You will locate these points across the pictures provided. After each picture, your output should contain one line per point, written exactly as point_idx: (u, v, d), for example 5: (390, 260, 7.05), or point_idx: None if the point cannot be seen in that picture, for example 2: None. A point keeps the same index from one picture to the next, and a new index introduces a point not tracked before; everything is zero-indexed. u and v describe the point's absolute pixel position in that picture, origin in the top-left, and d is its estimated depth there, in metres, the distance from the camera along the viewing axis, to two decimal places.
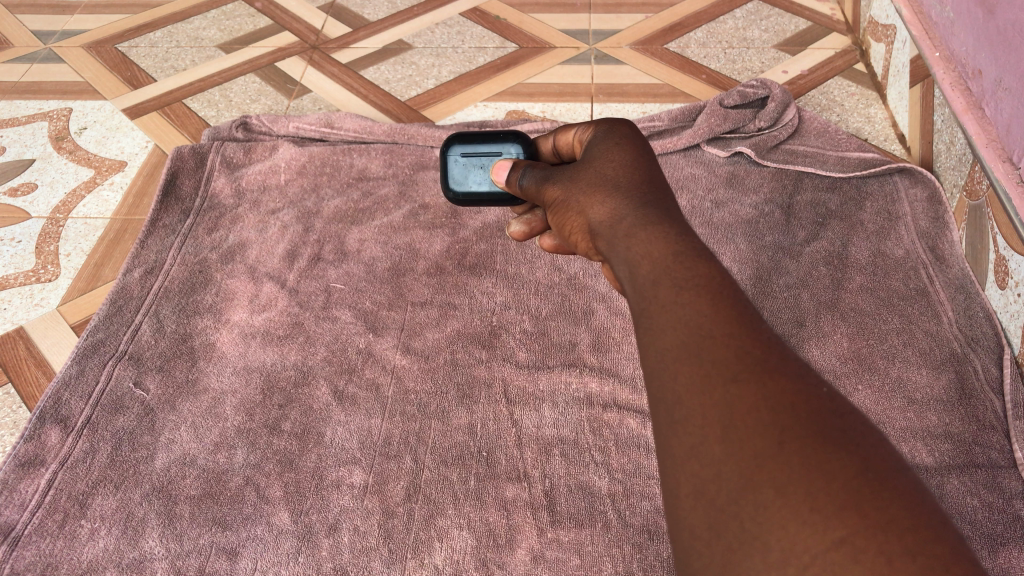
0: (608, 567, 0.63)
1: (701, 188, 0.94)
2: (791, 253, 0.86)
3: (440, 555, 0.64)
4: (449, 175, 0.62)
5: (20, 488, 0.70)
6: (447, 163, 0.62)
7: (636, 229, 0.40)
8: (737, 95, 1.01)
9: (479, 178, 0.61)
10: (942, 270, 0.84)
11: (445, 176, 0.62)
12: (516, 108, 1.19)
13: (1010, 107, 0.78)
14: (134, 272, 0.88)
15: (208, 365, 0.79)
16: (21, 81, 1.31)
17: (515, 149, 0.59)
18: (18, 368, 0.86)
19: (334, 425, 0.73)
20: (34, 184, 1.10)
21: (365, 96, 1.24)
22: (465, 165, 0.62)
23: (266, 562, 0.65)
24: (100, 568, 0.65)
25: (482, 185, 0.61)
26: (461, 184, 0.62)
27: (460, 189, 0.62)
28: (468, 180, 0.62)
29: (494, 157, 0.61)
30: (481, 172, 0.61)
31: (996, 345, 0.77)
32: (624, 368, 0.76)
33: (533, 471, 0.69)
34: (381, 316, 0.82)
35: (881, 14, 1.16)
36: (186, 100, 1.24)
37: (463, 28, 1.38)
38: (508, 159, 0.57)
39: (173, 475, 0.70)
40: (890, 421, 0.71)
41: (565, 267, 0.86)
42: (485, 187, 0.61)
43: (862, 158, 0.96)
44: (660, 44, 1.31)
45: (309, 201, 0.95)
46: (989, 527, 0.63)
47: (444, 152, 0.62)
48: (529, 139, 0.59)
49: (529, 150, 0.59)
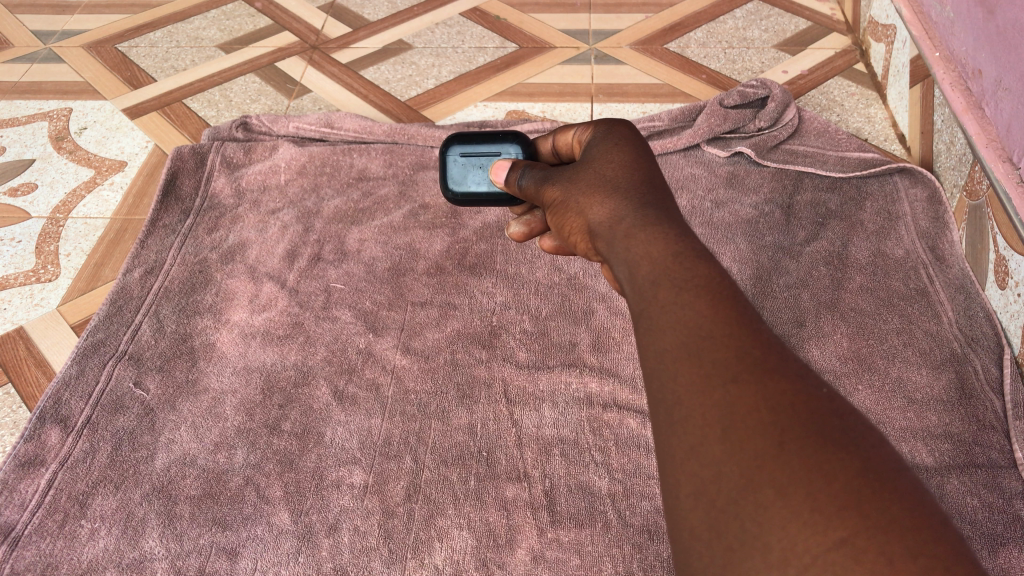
0: (608, 567, 0.63)
1: (701, 188, 0.94)
2: (791, 253, 0.86)
3: (440, 555, 0.64)
4: (448, 175, 0.62)
5: (20, 488, 0.70)
6: (446, 163, 0.62)
7: (636, 230, 0.40)
8: (737, 95, 1.01)
9: (477, 178, 0.61)
10: (942, 270, 0.84)
11: (445, 176, 0.62)
12: (516, 108, 1.19)
13: (1010, 107, 0.78)
14: (134, 272, 0.88)
15: (208, 365, 0.79)
16: (21, 81, 1.31)
17: (514, 149, 0.59)
18: (18, 368, 0.86)
19: (335, 425, 0.73)
20: (34, 184, 1.10)
21: (365, 96, 1.24)
22: (464, 165, 0.62)
23: (266, 562, 0.65)
24: (100, 568, 0.65)
25: (480, 185, 0.61)
26: (460, 183, 0.62)
27: (458, 189, 0.62)
28: (467, 180, 0.62)
29: (493, 156, 0.61)
30: (479, 172, 0.61)
31: (996, 345, 0.77)
32: (624, 368, 0.76)
33: (533, 471, 0.69)
34: (381, 316, 0.82)
35: (881, 14, 1.16)
36: (186, 100, 1.24)
37: (462, 27, 1.38)
38: (507, 158, 0.57)
39: (173, 475, 0.70)
40: (890, 421, 0.71)
41: (565, 267, 0.86)
42: (484, 187, 0.61)
43: (862, 158, 0.95)
44: (660, 44, 1.31)
45: (309, 201, 0.95)
46: (989, 527, 0.63)
47: (444, 152, 0.62)
48: (529, 140, 0.59)
49: (528, 151, 0.59)
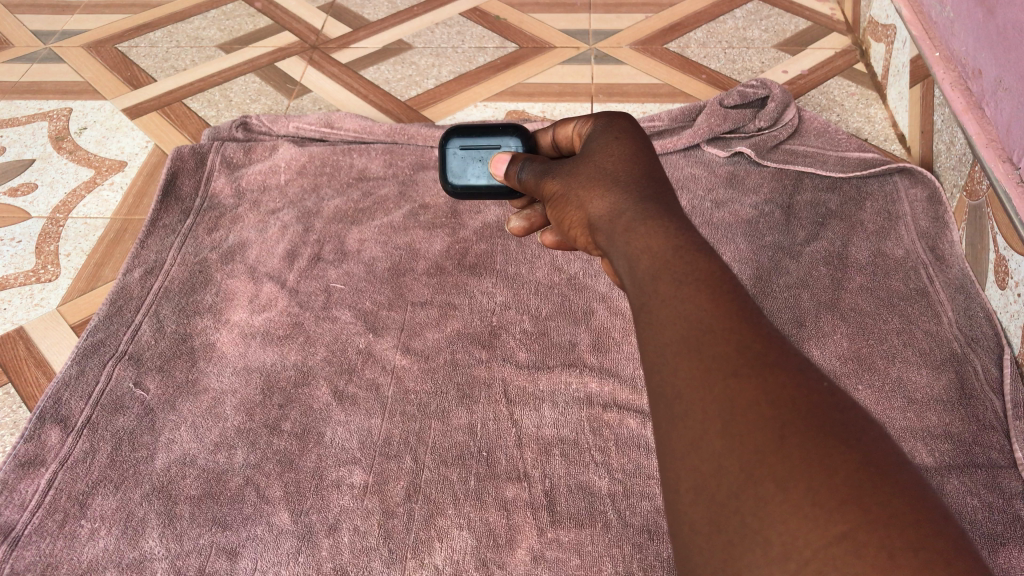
0: (608, 567, 0.63)
1: (701, 188, 0.94)
2: (791, 253, 0.86)
3: (440, 555, 0.64)
4: (448, 168, 0.62)
5: (20, 488, 0.70)
6: (446, 156, 0.62)
7: (636, 224, 0.40)
8: (737, 95, 1.01)
9: (476, 171, 0.61)
10: (942, 270, 0.84)
11: (445, 169, 0.63)
12: (516, 108, 1.19)
13: (1010, 107, 0.78)
14: (134, 272, 0.88)
15: (208, 365, 0.79)
16: (21, 81, 1.31)
17: (514, 142, 0.58)
18: (18, 368, 0.86)
19: (335, 425, 0.73)
20: (33, 184, 1.10)
21: (365, 96, 1.24)
22: (464, 157, 0.62)
23: (266, 562, 0.65)
24: (100, 568, 0.65)
25: (479, 178, 0.61)
26: (459, 176, 0.62)
27: (458, 182, 0.62)
28: (466, 173, 0.62)
29: (493, 149, 0.60)
30: (479, 164, 0.61)
31: (996, 345, 0.77)
32: (624, 368, 0.76)
33: (533, 471, 0.69)
34: (381, 316, 0.82)
35: (881, 14, 1.16)
36: (185, 100, 1.24)
37: (462, 27, 1.38)
38: (507, 152, 0.57)
39: (172, 475, 0.70)
40: (890, 421, 0.71)
41: (565, 267, 0.86)
42: (484, 180, 0.61)
43: (862, 158, 0.96)
44: (660, 44, 1.31)
45: (309, 201, 0.95)
46: (989, 526, 0.63)
47: (444, 145, 0.62)
48: (529, 132, 0.59)
49: (528, 143, 0.59)
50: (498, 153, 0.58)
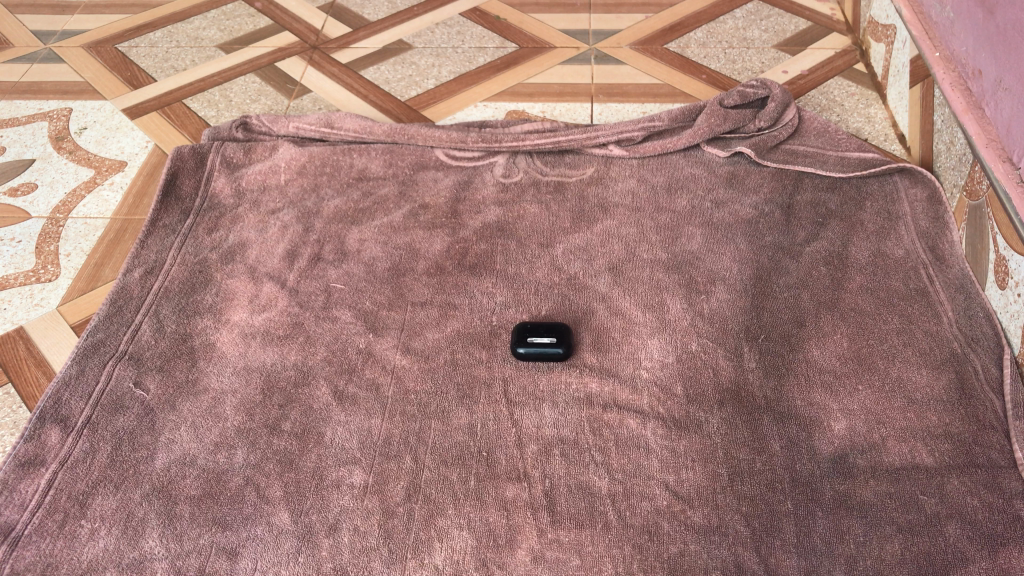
0: (609, 567, 0.63)
1: (701, 188, 0.94)
2: (791, 253, 0.86)
3: (440, 555, 0.64)
4: (519, 331, 0.77)
5: (20, 488, 0.70)
6: (556, 327, 0.77)
7: None
8: (738, 96, 1.02)
9: (546, 334, 0.77)
10: (942, 269, 0.83)
11: (511, 342, 0.78)
12: (516, 108, 1.19)
13: (1010, 106, 0.78)
14: (134, 272, 0.88)
15: (208, 365, 0.79)
16: (21, 81, 1.31)
17: (548, 350, 0.76)
18: (18, 368, 0.85)
19: (335, 425, 0.73)
20: (34, 184, 1.10)
21: (365, 96, 1.24)
22: (552, 333, 0.77)
23: (266, 562, 0.65)
24: (100, 568, 0.64)
25: (546, 336, 0.76)
26: (527, 341, 0.76)
27: (524, 326, 0.78)
28: (535, 334, 0.77)
29: (551, 345, 0.76)
30: (547, 335, 0.76)
31: (997, 345, 0.76)
32: (624, 368, 0.76)
33: (533, 471, 0.69)
34: (381, 316, 0.82)
35: (881, 14, 1.17)
36: (185, 100, 1.24)
37: (462, 28, 1.38)
38: (550, 345, 0.76)
39: (173, 475, 0.70)
40: (891, 421, 0.71)
41: (565, 267, 0.86)
42: (550, 339, 0.76)
43: (862, 158, 0.96)
44: (660, 44, 1.31)
45: (309, 201, 0.95)
46: (989, 527, 0.64)
47: (564, 327, 0.78)
48: (551, 360, 0.77)
49: (547, 355, 0.76)
50: (550, 344, 0.76)
